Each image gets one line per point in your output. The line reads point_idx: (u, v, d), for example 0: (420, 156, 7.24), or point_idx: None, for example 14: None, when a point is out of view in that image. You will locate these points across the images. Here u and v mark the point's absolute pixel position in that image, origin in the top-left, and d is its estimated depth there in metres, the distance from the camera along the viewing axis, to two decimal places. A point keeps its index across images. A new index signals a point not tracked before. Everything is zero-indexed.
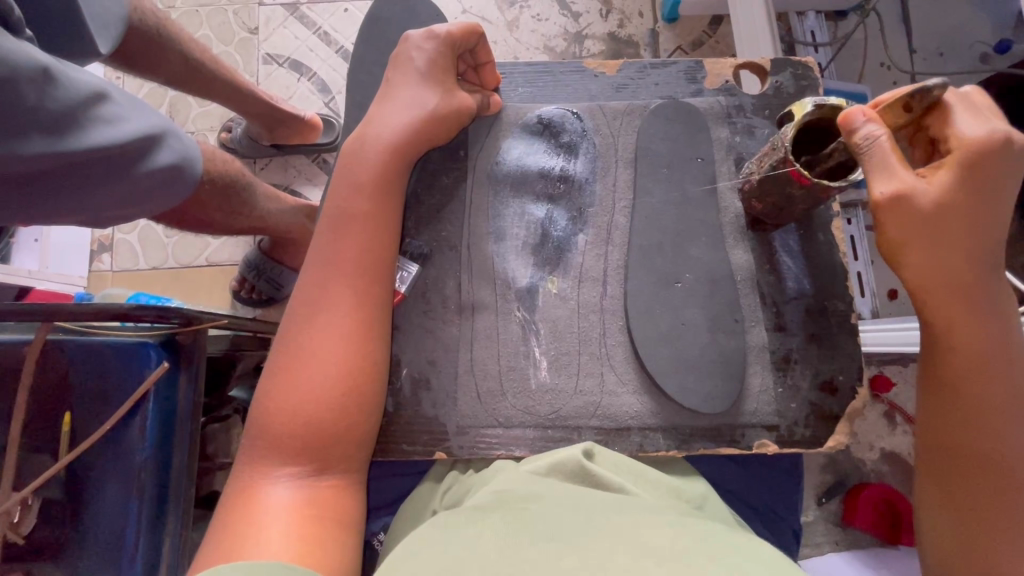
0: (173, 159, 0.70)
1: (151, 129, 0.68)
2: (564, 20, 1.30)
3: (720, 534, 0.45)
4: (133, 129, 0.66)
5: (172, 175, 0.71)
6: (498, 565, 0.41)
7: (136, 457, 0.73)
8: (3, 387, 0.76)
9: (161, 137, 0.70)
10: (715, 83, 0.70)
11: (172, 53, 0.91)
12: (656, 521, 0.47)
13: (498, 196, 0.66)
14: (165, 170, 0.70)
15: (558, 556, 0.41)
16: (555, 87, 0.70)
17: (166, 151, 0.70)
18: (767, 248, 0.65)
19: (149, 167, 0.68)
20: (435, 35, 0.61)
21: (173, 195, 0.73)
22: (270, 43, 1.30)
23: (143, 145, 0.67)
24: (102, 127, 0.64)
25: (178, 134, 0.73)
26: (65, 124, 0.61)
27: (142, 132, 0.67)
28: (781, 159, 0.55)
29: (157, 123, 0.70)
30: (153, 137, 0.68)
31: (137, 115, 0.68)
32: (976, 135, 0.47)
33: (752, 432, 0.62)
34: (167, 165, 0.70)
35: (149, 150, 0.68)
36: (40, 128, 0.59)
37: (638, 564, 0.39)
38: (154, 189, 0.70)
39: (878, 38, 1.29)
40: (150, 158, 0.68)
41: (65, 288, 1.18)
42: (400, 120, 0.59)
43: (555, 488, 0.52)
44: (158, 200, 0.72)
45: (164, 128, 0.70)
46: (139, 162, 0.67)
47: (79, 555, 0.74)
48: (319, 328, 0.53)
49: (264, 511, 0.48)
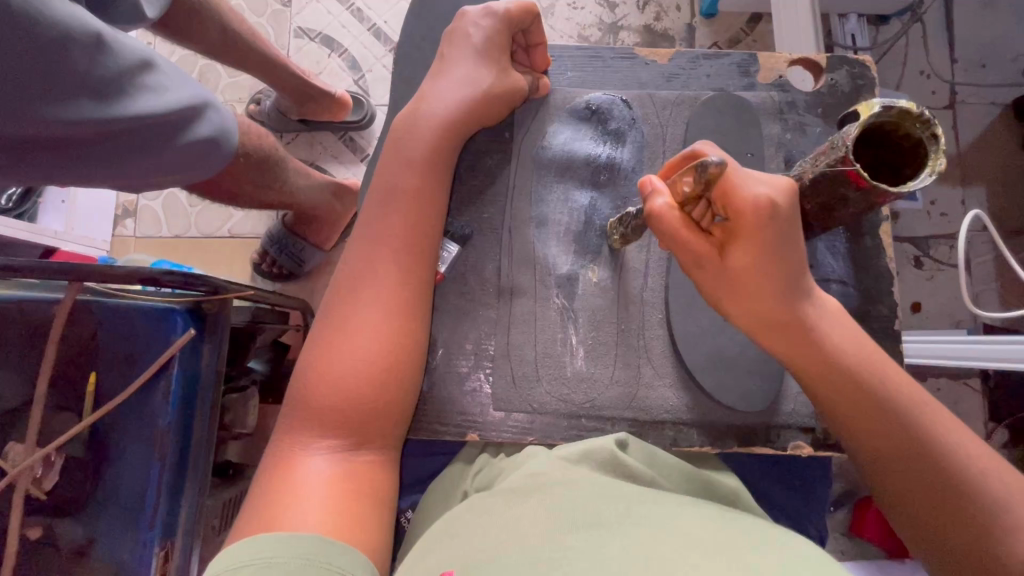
0: (212, 132, 0.70)
1: (194, 100, 0.67)
2: (600, 9, 1.28)
3: (762, 527, 0.44)
4: (176, 100, 0.65)
5: (210, 148, 0.71)
6: (542, 551, 0.40)
7: (160, 420, 0.74)
8: (32, 344, 0.76)
9: (201, 108, 0.69)
10: (769, 78, 0.68)
11: (210, 23, 0.90)
12: (695, 513, 0.46)
13: (543, 180, 0.66)
14: (204, 143, 0.69)
15: (601, 542, 0.41)
16: (605, 73, 0.69)
17: (206, 123, 0.69)
18: (812, 250, 0.64)
19: (189, 139, 0.68)
20: (493, 12, 0.60)
21: (208, 167, 0.73)
22: (303, 17, 1.29)
23: (184, 116, 0.66)
24: (147, 95, 0.63)
25: (219, 106, 0.72)
26: (111, 90, 0.60)
27: (185, 104, 0.66)
28: (840, 159, 0.54)
29: (199, 94, 0.69)
30: (194, 108, 0.67)
31: (179, 84, 0.67)
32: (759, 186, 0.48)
33: (788, 434, 0.61)
34: (206, 137, 0.69)
35: (190, 121, 0.68)
36: (87, 93, 0.58)
37: (684, 552, 0.38)
38: (190, 160, 0.70)
39: (920, 45, 1.26)
40: (191, 129, 0.68)
41: (88, 251, 1.18)
42: (453, 97, 0.59)
43: (590, 477, 0.51)
44: (196, 171, 0.72)
45: (204, 100, 0.69)
46: (179, 134, 0.67)
47: (101, 514, 0.75)
48: (364, 302, 0.53)
49: (303, 482, 0.48)
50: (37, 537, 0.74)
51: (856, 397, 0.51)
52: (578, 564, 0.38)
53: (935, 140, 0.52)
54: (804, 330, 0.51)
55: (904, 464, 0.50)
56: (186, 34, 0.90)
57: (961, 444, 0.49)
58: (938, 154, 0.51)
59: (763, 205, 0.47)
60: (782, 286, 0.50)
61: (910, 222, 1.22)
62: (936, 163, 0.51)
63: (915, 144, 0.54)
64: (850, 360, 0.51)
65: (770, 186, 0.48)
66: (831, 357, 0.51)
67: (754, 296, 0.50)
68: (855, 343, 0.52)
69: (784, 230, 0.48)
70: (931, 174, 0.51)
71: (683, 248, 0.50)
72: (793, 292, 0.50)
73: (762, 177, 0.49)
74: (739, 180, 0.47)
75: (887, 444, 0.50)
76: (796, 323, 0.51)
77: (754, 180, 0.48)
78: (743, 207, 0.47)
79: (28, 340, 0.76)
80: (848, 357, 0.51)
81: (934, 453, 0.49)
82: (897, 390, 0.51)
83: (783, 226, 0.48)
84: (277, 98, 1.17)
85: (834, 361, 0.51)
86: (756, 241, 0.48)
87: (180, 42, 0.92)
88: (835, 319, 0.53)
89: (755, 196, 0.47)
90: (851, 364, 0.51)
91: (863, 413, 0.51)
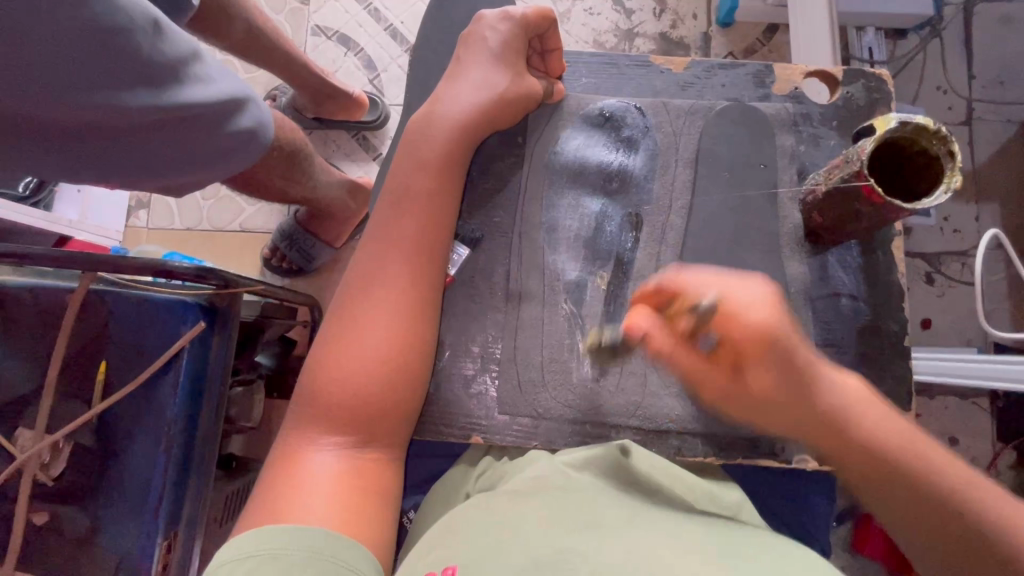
0: (252, 125, 0.71)
1: (236, 92, 0.69)
2: (616, 15, 1.28)
3: (763, 538, 0.44)
4: (221, 91, 0.66)
5: (248, 139, 0.71)
6: (541, 551, 0.41)
7: (167, 410, 0.75)
8: (45, 332, 0.77)
9: (243, 101, 0.70)
10: (784, 89, 0.68)
11: (235, 22, 0.91)
12: (696, 520, 0.46)
13: (554, 186, 0.66)
14: (243, 134, 0.70)
15: (602, 546, 0.41)
16: (619, 80, 0.69)
17: (247, 115, 0.70)
18: (822, 262, 0.64)
19: (231, 130, 0.69)
20: (510, 16, 0.61)
21: (244, 159, 0.73)
22: (320, 16, 1.30)
23: (228, 107, 0.67)
24: (196, 85, 0.64)
25: (258, 100, 0.73)
26: (166, 78, 0.61)
27: (229, 95, 0.67)
28: (854, 173, 0.53)
29: (242, 87, 0.70)
30: (237, 101, 0.68)
31: (224, 78, 0.68)
32: (753, 311, 0.45)
33: (794, 447, 0.61)
34: (246, 129, 0.70)
35: (233, 112, 0.69)
36: (146, 81, 0.60)
37: (684, 558, 0.38)
38: (230, 150, 0.71)
39: (938, 61, 1.25)
40: (233, 121, 0.69)
41: (102, 241, 1.19)
42: (471, 100, 0.59)
43: (594, 481, 0.51)
44: (234, 162, 0.73)
45: (246, 94, 0.70)
46: (222, 125, 0.68)
47: (106, 502, 0.75)
48: (374, 302, 0.54)
49: (309, 477, 0.48)
50: (43, 522, 0.75)
51: (874, 475, 0.47)
52: (575, 569, 0.38)
53: (951, 158, 0.51)
54: (828, 421, 0.48)
55: (935, 533, 0.45)
56: (210, 32, 0.91)
57: (999, 510, 0.44)
58: (953, 170, 0.51)
59: (759, 332, 0.45)
60: (799, 387, 0.47)
61: (922, 238, 1.21)
62: (952, 180, 0.51)
63: (929, 161, 0.54)
64: (896, 453, 0.46)
65: (760, 311, 0.46)
66: (850, 429, 0.47)
67: (774, 408, 0.48)
68: (886, 422, 0.47)
69: (789, 348, 0.46)
70: (946, 192, 0.51)
71: (694, 372, 0.50)
72: (806, 382, 0.47)
73: (745, 287, 0.47)
74: (734, 308, 0.45)
75: (912, 513, 0.46)
76: (822, 420, 0.48)
77: (746, 302, 0.46)
78: (736, 336, 0.46)
79: (40, 327, 0.77)
80: (869, 425, 0.47)
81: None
82: (915, 442, 0.47)
83: (787, 348, 0.46)
84: (293, 96, 1.19)
85: (846, 430, 0.47)
86: (770, 362, 0.46)
87: (204, 38, 0.94)
88: (863, 400, 0.49)
89: (745, 325, 0.45)
90: (891, 455, 0.46)
91: (872, 473, 0.47)
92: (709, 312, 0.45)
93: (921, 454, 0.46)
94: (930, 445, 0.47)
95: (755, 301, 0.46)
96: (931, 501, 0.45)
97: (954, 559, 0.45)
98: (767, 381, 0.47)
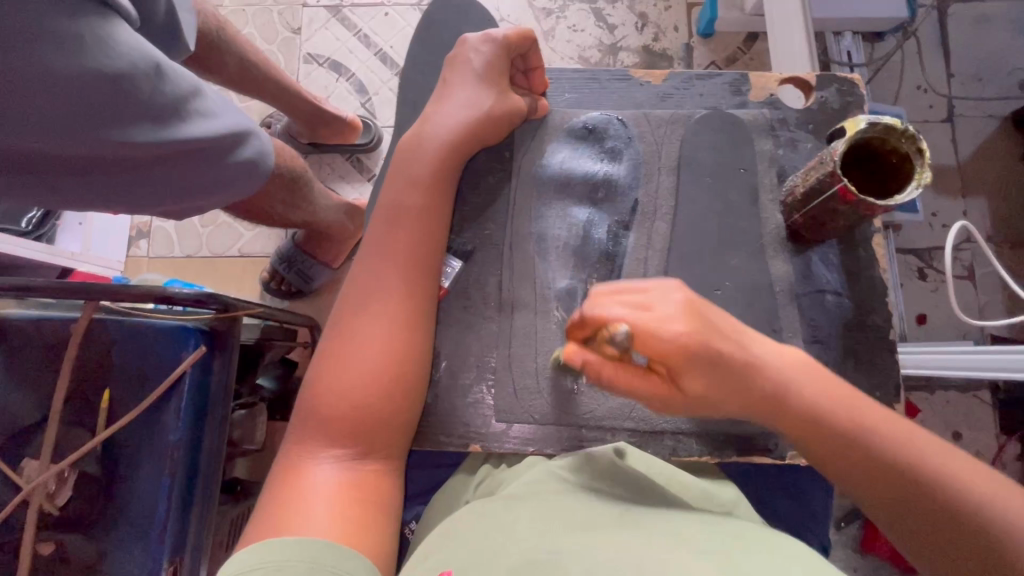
0: (253, 156, 0.73)
1: (239, 126, 0.70)
2: (600, 31, 1.32)
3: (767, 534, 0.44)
4: (224, 125, 0.68)
5: (249, 169, 0.73)
6: (538, 551, 0.41)
7: (170, 437, 0.75)
8: (49, 363, 0.79)
9: (245, 133, 0.71)
10: (761, 96, 0.71)
11: (227, 56, 0.95)
12: (694, 518, 0.47)
13: (542, 198, 0.68)
14: (244, 165, 0.72)
15: (600, 544, 0.42)
16: (601, 93, 0.72)
17: (248, 147, 0.72)
18: (806, 262, 0.66)
19: (232, 161, 0.70)
20: (491, 38, 0.64)
21: (246, 188, 0.75)
22: (312, 44, 1.34)
23: (230, 140, 0.69)
24: (198, 121, 0.66)
25: (260, 131, 0.74)
26: (168, 115, 0.63)
27: (231, 129, 0.69)
28: (830, 174, 0.55)
29: (244, 121, 0.71)
30: (240, 133, 0.70)
31: (227, 111, 0.69)
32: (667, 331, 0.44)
33: (786, 443, 0.62)
34: (248, 160, 0.72)
35: (235, 145, 0.70)
36: (148, 119, 0.61)
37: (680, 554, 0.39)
38: (232, 180, 0.72)
39: (915, 61, 1.29)
40: (235, 152, 0.70)
41: (104, 271, 1.21)
42: (456, 119, 0.62)
43: (593, 489, 0.52)
44: (235, 191, 0.74)
45: (248, 126, 0.72)
46: (224, 157, 0.70)
47: (114, 529, 0.76)
48: (371, 317, 0.55)
49: (310, 490, 0.49)
50: (49, 552, 0.75)
51: (814, 436, 0.49)
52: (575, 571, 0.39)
53: (921, 155, 0.53)
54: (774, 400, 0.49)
55: (909, 513, 0.47)
56: (203, 66, 0.94)
57: (957, 474, 0.46)
58: (923, 167, 0.53)
59: (680, 345, 0.45)
60: (732, 384, 0.48)
61: (911, 235, 1.23)
62: (922, 176, 0.53)
63: (902, 159, 0.55)
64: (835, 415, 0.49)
65: (680, 322, 0.45)
66: (802, 412, 0.49)
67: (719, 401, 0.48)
68: (827, 390, 0.50)
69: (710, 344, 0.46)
70: (918, 186, 0.53)
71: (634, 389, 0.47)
72: (739, 381, 0.48)
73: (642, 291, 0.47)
74: (652, 329, 0.44)
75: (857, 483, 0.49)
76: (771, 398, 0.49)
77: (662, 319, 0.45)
78: (661, 352, 0.45)
79: (44, 357, 0.79)
80: (821, 407, 0.49)
81: (949, 511, 0.45)
82: (858, 419, 0.49)
83: (710, 345, 0.46)
84: (288, 123, 1.22)
85: (808, 418, 0.49)
86: (697, 363, 0.46)
87: (198, 73, 0.97)
88: (798, 369, 0.50)
89: (668, 342, 0.44)
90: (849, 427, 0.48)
91: (870, 483, 0.48)
92: (626, 340, 0.44)
93: (877, 433, 0.48)
94: (882, 425, 0.48)
95: (689, 332, 0.45)
96: (888, 476, 0.47)
97: (916, 520, 0.47)
98: (701, 384, 0.47)
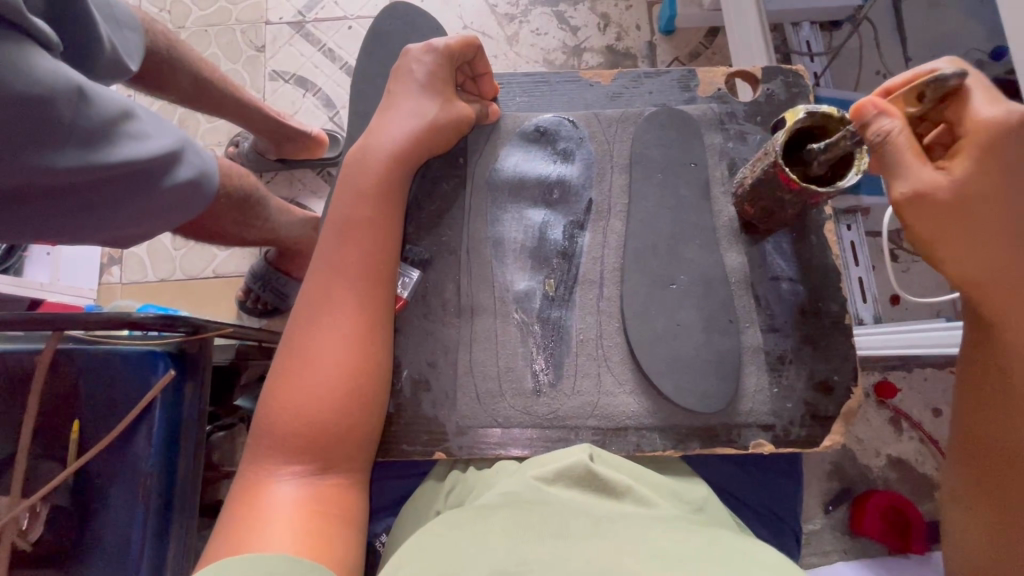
0: (192, 175, 0.72)
1: (174, 146, 0.70)
2: (563, 33, 1.33)
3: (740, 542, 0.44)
4: (158, 146, 0.68)
5: (190, 189, 0.72)
6: (506, 563, 0.41)
7: (143, 465, 0.74)
8: (12, 397, 0.77)
9: (181, 153, 0.71)
10: (709, 92, 0.71)
11: (180, 72, 0.94)
12: (663, 524, 0.47)
13: (497, 202, 0.68)
14: (184, 185, 0.71)
15: (568, 554, 0.41)
16: (550, 95, 0.72)
17: (186, 166, 0.71)
18: (760, 251, 0.67)
19: (171, 182, 0.70)
20: (433, 48, 0.64)
21: (189, 210, 0.74)
22: (277, 61, 1.34)
23: (165, 161, 0.68)
24: (130, 142, 0.65)
25: (198, 151, 0.74)
26: (96, 139, 0.62)
27: (166, 149, 0.68)
28: (773, 164, 0.56)
29: (179, 140, 0.71)
30: (175, 153, 0.70)
31: (161, 133, 0.69)
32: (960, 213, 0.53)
33: (748, 432, 0.63)
34: (186, 180, 0.71)
35: (172, 166, 0.70)
36: (73, 143, 0.60)
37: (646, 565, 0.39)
38: (172, 203, 0.71)
39: (872, 46, 1.31)
40: (171, 173, 0.70)
41: (75, 300, 1.19)
42: (404, 129, 0.62)
43: (563, 496, 0.51)
44: (177, 214, 0.73)
45: (184, 146, 0.72)
46: (161, 179, 0.69)
47: (85, 563, 0.74)
48: (324, 331, 0.55)
49: (271, 508, 0.49)
50: None
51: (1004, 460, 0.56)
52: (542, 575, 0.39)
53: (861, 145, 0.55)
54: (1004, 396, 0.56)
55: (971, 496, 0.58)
56: (156, 85, 0.93)
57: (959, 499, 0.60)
58: (862, 155, 0.55)
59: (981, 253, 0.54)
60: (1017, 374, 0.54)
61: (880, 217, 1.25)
62: (860, 164, 0.55)
63: None
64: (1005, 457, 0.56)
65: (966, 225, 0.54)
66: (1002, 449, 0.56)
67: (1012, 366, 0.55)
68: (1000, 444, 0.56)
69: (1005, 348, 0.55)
70: (857, 174, 0.55)
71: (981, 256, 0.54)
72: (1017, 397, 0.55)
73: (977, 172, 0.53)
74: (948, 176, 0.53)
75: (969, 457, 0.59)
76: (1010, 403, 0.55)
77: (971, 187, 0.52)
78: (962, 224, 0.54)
79: (7, 392, 0.77)
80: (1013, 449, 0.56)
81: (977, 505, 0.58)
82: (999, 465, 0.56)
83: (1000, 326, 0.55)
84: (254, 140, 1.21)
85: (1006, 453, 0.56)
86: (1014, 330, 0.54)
87: (152, 92, 0.96)
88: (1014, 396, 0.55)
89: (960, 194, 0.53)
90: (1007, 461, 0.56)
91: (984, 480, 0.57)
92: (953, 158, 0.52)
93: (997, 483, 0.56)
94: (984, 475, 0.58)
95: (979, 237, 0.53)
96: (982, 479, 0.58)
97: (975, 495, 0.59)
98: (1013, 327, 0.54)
